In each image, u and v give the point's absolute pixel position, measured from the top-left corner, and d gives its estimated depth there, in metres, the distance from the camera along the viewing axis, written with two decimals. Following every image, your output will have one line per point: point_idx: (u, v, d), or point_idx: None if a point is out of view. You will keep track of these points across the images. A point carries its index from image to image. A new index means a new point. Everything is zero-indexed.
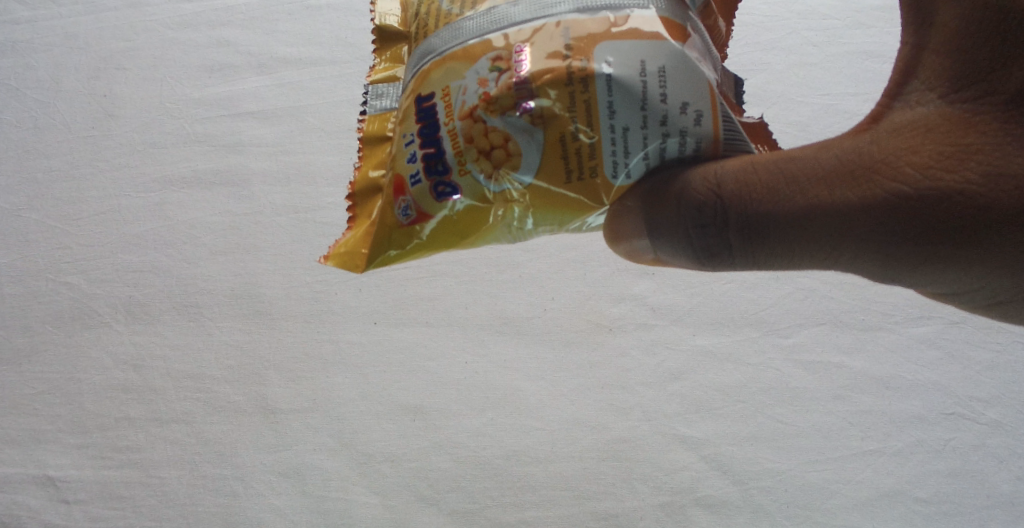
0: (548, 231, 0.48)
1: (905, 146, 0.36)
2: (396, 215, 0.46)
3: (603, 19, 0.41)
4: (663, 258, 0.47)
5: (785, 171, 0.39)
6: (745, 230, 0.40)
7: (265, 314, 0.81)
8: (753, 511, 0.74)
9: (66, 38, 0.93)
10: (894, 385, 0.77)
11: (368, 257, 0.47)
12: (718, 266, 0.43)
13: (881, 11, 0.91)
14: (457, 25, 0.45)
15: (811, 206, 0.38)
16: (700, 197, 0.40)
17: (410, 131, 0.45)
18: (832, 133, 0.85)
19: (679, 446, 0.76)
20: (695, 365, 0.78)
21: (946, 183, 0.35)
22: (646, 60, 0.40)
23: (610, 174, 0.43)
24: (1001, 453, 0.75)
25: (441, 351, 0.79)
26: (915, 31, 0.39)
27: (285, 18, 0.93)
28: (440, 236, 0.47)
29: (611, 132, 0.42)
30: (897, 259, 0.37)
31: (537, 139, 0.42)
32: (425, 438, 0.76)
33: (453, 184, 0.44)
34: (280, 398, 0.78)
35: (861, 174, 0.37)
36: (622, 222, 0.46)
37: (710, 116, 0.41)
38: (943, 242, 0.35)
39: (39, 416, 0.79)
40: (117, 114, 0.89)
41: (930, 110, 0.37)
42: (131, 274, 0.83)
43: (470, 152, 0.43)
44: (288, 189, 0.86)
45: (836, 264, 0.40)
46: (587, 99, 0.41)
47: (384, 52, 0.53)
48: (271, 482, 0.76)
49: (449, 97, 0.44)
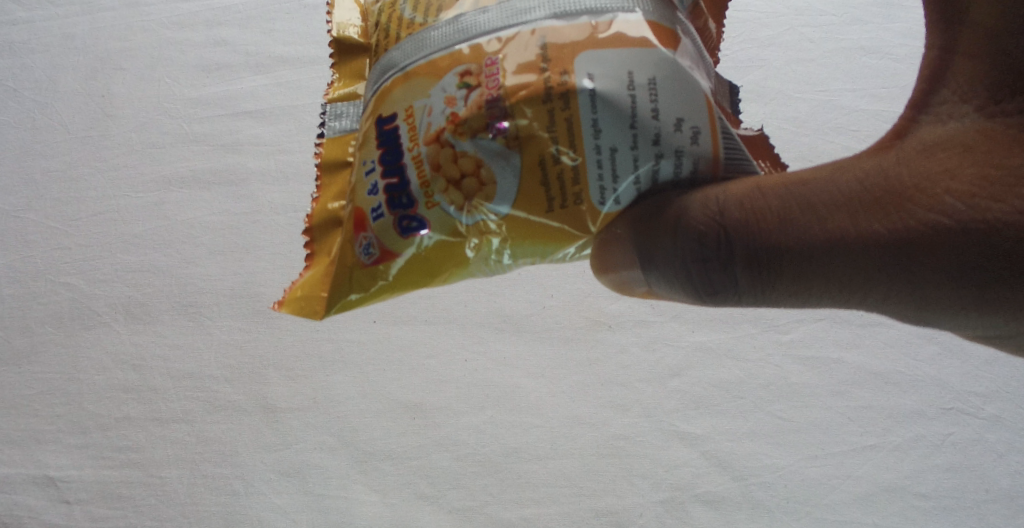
0: (528, 261, 0.49)
1: (947, 169, 0.39)
2: (358, 254, 0.47)
3: (584, 25, 0.42)
4: (654, 289, 0.49)
5: (810, 199, 0.41)
6: (763, 260, 0.41)
7: (264, 313, 0.80)
8: (753, 507, 0.74)
9: (65, 39, 0.93)
10: (893, 380, 0.76)
11: (326, 302, 0.49)
12: (725, 300, 0.44)
13: (876, 7, 0.91)
14: (421, 36, 0.45)
15: (841, 235, 0.40)
16: (701, 226, 0.42)
17: (370, 159, 0.46)
18: (829, 129, 0.86)
19: (679, 442, 0.75)
20: (693, 361, 0.78)
21: (992, 213, 0.37)
22: (633, 72, 0.41)
23: (598, 200, 0.44)
24: (1000, 448, 0.74)
25: (441, 349, 0.79)
26: (945, 48, 0.42)
27: (283, 17, 0.94)
28: (405, 273, 0.48)
29: (597, 153, 0.42)
30: (932, 296, 0.40)
31: (513, 164, 0.43)
32: (425, 436, 0.76)
33: (419, 217, 0.45)
34: (280, 396, 0.78)
35: (895, 201, 0.39)
36: (609, 252, 0.48)
37: (707, 134, 0.42)
38: (983, 279, 0.38)
39: (39, 417, 0.79)
40: (116, 114, 0.89)
41: (968, 132, 0.40)
42: (130, 274, 0.82)
43: (437, 182, 0.44)
44: (287, 188, 0.86)
45: (852, 300, 0.42)
46: (569, 116, 0.41)
47: (342, 67, 0.54)
48: (271, 481, 0.76)
49: (413, 118, 0.45)
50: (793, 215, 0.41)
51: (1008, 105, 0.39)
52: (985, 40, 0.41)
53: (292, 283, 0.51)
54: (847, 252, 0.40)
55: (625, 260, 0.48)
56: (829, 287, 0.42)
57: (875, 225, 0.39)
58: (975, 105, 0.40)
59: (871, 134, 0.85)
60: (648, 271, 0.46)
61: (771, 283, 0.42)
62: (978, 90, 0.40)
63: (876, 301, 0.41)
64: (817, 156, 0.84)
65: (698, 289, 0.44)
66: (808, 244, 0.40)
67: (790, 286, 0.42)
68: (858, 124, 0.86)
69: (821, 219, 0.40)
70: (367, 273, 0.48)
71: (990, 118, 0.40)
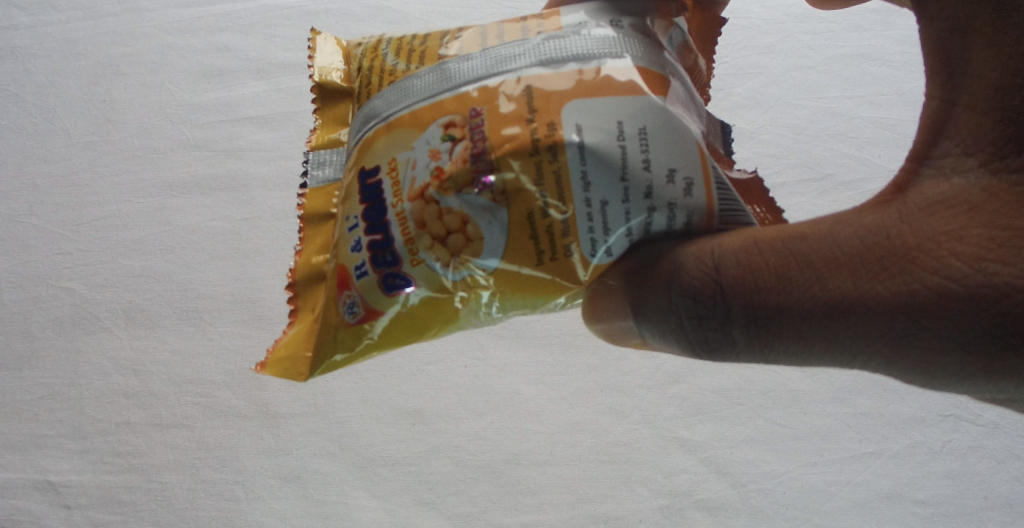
0: (519, 312, 0.50)
1: (950, 228, 0.38)
2: (342, 314, 0.48)
3: (569, 72, 0.43)
4: (653, 341, 0.48)
5: (804, 257, 0.40)
6: (762, 320, 0.41)
7: (265, 318, 0.81)
8: (752, 513, 0.74)
9: (67, 44, 0.93)
10: (892, 387, 0.77)
11: (311, 364, 0.49)
12: (723, 357, 0.44)
13: (875, 14, 0.92)
14: (404, 85, 0.47)
15: (837, 298, 0.39)
16: (697, 282, 0.41)
17: (354, 214, 0.47)
18: (829, 136, 0.86)
19: (678, 449, 0.76)
20: (692, 368, 0.78)
21: (1000, 277, 0.36)
22: (623, 122, 0.42)
23: (588, 252, 0.44)
24: (999, 455, 0.75)
25: (440, 356, 0.79)
26: (946, 86, 0.42)
27: (284, 22, 0.94)
28: (391, 331, 0.48)
29: (587, 207, 0.43)
30: (941, 363, 0.38)
31: (500, 219, 0.43)
32: (425, 442, 0.76)
33: (404, 275, 0.46)
34: (281, 402, 0.78)
35: (895, 262, 0.38)
36: (604, 301, 0.48)
37: (699, 184, 0.43)
38: (993, 348, 0.37)
39: (39, 422, 0.79)
40: (117, 120, 0.89)
41: (970, 185, 0.39)
42: (131, 279, 0.83)
43: (422, 238, 0.45)
44: (288, 193, 0.86)
45: (857, 364, 0.41)
46: (557, 169, 0.42)
47: (325, 111, 0.55)
48: (271, 486, 0.76)
49: (397, 172, 0.45)
50: (790, 275, 0.40)
51: (1013, 160, 0.39)
52: (992, 85, 0.40)
53: (276, 342, 0.51)
54: (849, 314, 0.39)
55: (617, 311, 0.48)
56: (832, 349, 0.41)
57: (876, 287, 0.38)
58: (980, 158, 0.39)
59: (870, 141, 0.85)
60: (646, 323, 0.46)
61: (771, 342, 0.42)
62: (983, 144, 0.39)
63: (883, 366, 0.40)
64: (817, 164, 0.85)
65: (695, 345, 0.43)
66: (806, 306, 0.40)
67: (792, 346, 0.41)
68: (858, 131, 0.86)
69: (820, 279, 0.39)
70: (352, 333, 0.48)
71: (995, 173, 0.39)
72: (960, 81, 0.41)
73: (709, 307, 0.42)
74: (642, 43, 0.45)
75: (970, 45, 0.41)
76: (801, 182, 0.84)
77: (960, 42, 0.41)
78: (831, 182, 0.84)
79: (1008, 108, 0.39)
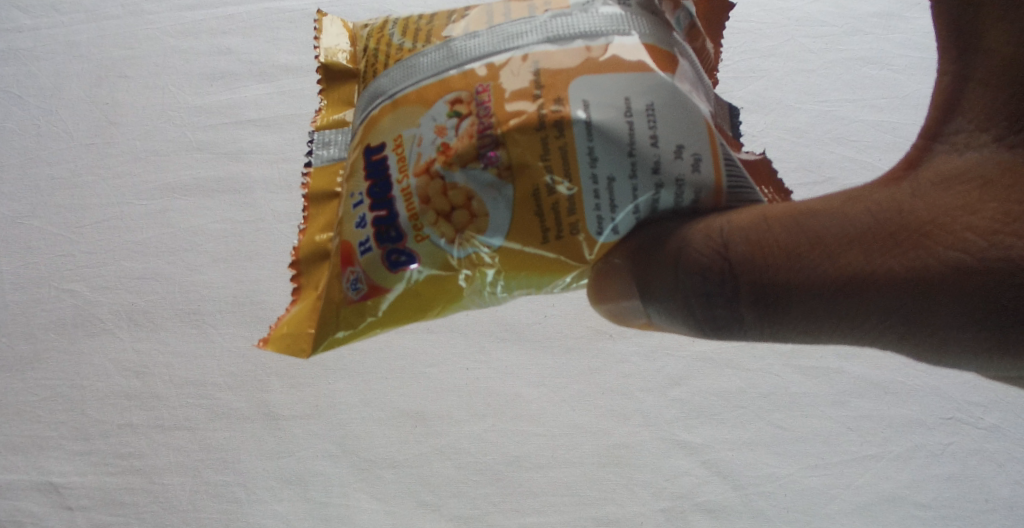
0: (523, 292, 0.50)
1: (963, 203, 0.36)
2: (345, 290, 0.48)
3: (576, 49, 0.43)
4: (659, 320, 0.47)
5: (813, 234, 0.39)
6: (771, 297, 0.39)
7: (266, 321, 0.81)
8: (753, 515, 0.74)
9: (70, 46, 0.93)
10: (893, 389, 0.77)
11: (313, 339, 0.49)
12: (730, 336, 0.43)
13: (875, 18, 0.92)
14: (410, 64, 0.47)
15: (848, 276, 0.37)
16: (706, 259, 0.40)
17: (359, 191, 0.47)
18: (830, 139, 0.86)
19: (679, 452, 0.76)
20: (695, 371, 0.78)
21: (1017, 251, 0.34)
22: (631, 98, 0.42)
23: (594, 229, 0.44)
24: (1000, 458, 0.75)
25: (442, 358, 0.80)
26: (958, 63, 0.40)
27: (286, 26, 0.94)
28: (395, 306, 0.48)
29: (593, 183, 0.43)
30: (953, 338, 0.37)
31: (505, 195, 0.44)
32: (426, 444, 0.76)
33: (408, 251, 0.46)
34: (283, 404, 0.78)
35: (906, 238, 0.37)
36: (610, 281, 0.49)
37: (709, 161, 0.43)
38: (1008, 323, 0.35)
39: (42, 423, 0.79)
40: (120, 122, 0.89)
41: (983, 160, 0.37)
42: (134, 281, 0.83)
43: (427, 214, 0.45)
44: (290, 196, 0.86)
45: (869, 341, 0.40)
46: (564, 145, 0.42)
47: (329, 93, 0.55)
48: (273, 488, 0.76)
49: (403, 149, 0.46)
50: (801, 252, 0.38)
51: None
52: (1003, 59, 0.37)
53: (278, 320, 0.51)
54: (861, 291, 0.37)
55: (623, 292, 0.49)
56: (845, 326, 0.39)
57: (888, 263, 0.37)
58: (993, 133, 0.37)
59: (871, 144, 0.86)
60: (653, 302, 0.45)
61: (781, 321, 0.40)
62: (996, 119, 0.38)
63: (895, 343, 0.39)
64: (818, 167, 0.85)
65: (703, 325, 0.42)
66: (816, 281, 0.38)
67: (802, 325, 0.40)
68: (859, 134, 0.86)
69: (831, 255, 0.38)
70: (354, 309, 0.48)
71: (1008, 148, 0.36)
72: (973, 55, 0.39)
73: (717, 285, 0.40)
74: (648, 21, 0.45)
75: (982, 17, 0.39)
76: (802, 185, 0.84)
77: (971, 13, 0.39)
78: (834, 185, 0.84)
79: (1020, 82, 0.37)
